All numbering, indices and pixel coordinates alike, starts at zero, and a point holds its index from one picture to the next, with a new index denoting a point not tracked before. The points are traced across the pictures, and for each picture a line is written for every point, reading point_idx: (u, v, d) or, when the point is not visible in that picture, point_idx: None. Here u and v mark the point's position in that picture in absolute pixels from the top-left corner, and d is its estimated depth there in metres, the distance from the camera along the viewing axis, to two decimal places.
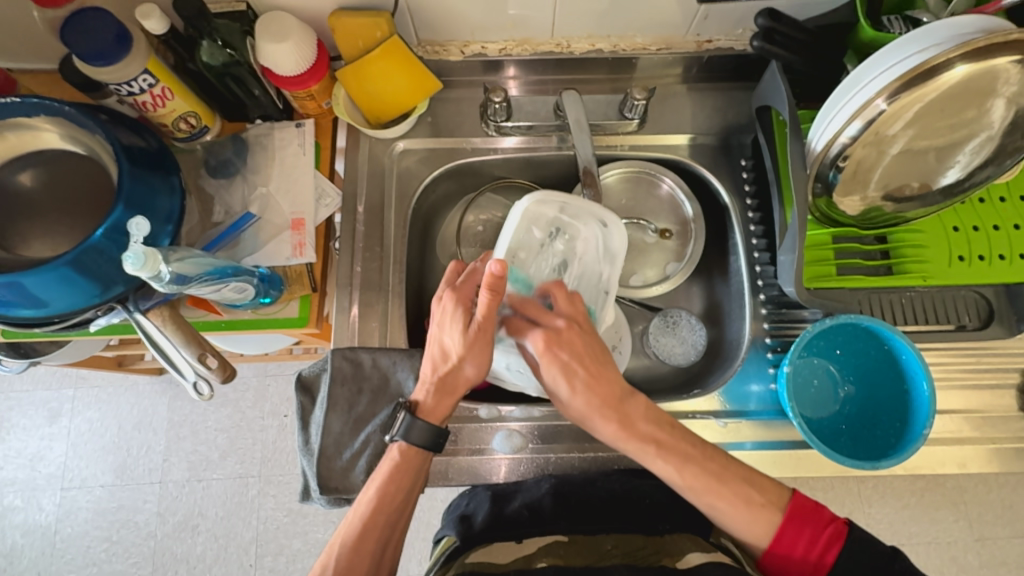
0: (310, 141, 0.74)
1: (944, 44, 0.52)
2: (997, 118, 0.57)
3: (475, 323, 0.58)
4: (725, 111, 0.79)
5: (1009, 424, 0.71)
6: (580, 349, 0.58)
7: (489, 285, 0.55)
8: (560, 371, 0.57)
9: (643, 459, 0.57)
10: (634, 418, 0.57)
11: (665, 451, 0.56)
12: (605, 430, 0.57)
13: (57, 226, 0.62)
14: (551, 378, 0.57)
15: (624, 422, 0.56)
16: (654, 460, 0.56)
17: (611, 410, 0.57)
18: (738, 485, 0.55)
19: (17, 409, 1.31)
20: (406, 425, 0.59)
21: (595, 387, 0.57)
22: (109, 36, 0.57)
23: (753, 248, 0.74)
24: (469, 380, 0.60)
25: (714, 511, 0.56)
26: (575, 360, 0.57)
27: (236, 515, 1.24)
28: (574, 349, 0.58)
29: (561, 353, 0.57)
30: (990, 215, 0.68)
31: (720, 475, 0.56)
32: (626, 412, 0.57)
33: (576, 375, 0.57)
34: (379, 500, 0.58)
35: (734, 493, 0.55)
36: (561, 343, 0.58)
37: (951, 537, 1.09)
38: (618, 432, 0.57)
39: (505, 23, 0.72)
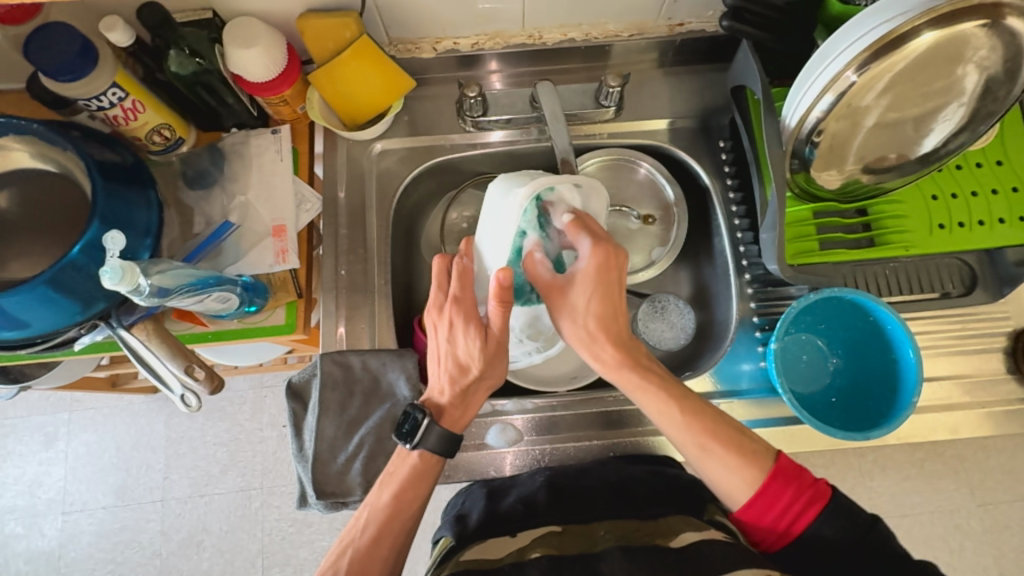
0: (287, 146, 0.73)
1: (909, 12, 0.51)
2: (968, 85, 0.58)
3: (494, 335, 0.59)
4: (701, 94, 0.79)
5: (998, 387, 0.71)
6: (593, 289, 0.58)
7: (499, 299, 0.55)
8: (582, 303, 0.58)
9: (639, 389, 0.58)
10: (639, 355, 0.60)
11: (670, 391, 0.58)
12: (605, 355, 0.59)
13: (35, 246, 0.61)
14: (571, 301, 0.58)
15: (633, 357, 0.59)
16: (648, 398, 0.58)
17: (623, 344, 0.59)
18: (729, 434, 0.57)
19: (13, 435, 1.30)
20: (424, 430, 0.58)
21: (609, 321, 0.58)
22: (73, 51, 0.57)
23: (736, 229, 0.74)
24: (490, 386, 0.62)
25: (704, 455, 0.56)
26: (610, 291, 0.58)
27: (241, 528, 1.23)
28: (599, 280, 0.57)
29: (593, 284, 0.57)
30: (968, 181, 0.68)
31: (715, 421, 0.58)
32: (633, 347, 0.60)
33: (605, 303, 0.58)
34: (393, 505, 0.57)
35: (725, 436, 0.57)
36: (595, 272, 0.57)
37: (952, 506, 1.10)
38: (623, 365, 0.58)
39: (475, 17, 0.72)
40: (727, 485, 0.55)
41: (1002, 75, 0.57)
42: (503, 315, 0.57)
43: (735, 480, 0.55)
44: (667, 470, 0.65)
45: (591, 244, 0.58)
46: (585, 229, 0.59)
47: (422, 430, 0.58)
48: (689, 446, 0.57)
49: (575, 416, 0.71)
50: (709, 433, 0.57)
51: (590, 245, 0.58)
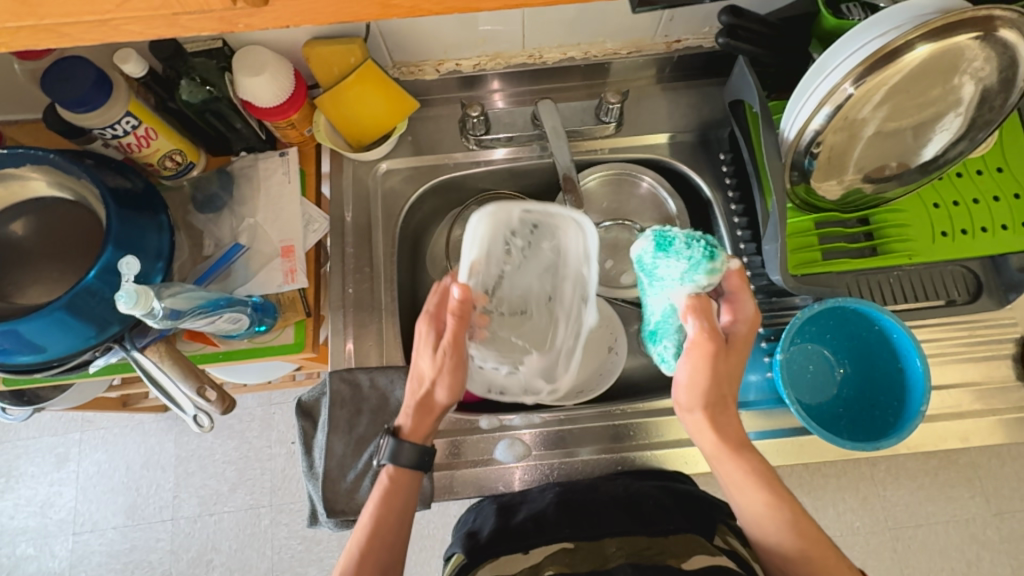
0: (294, 169, 0.75)
1: (902, 26, 0.52)
2: (964, 95, 0.58)
3: (445, 350, 0.58)
4: (700, 108, 0.80)
5: (1008, 394, 0.71)
6: (734, 361, 0.57)
7: (456, 309, 0.56)
8: (728, 373, 0.57)
9: (740, 486, 0.55)
10: (741, 438, 0.56)
11: (767, 483, 0.54)
12: (710, 439, 0.57)
13: (51, 272, 0.63)
14: (722, 371, 0.55)
15: (736, 439, 0.56)
16: (751, 490, 0.54)
17: (731, 422, 0.57)
18: (826, 551, 0.51)
19: (26, 457, 1.31)
20: (391, 448, 0.58)
21: (711, 404, 0.56)
22: (88, 82, 0.58)
23: (738, 240, 0.75)
24: (443, 404, 0.59)
25: (799, 566, 0.51)
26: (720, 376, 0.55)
27: (250, 547, 1.23)
28: (714, 368, 0.55)
29: (736, 357, 0.57)
30: (968, 189, 0.68)
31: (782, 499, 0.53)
32: (738, 431, 0.56)
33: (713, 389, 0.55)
34: (376, 529, 0.55)
35: (821, 554, 0.51)
36: (740, 344, 0.57)
37: (969, 515, 1.09)
38: (725, 450, 0.56)
39: (476, 39, 0.74)
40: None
41: (998, 85, 0.58)
42: (456, 325, 0.57)
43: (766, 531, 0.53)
44: (676, 486, 0.64)
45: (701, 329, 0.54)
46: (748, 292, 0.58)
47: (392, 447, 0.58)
48: (785, 556, 0.52)
49: (582, 429, 0.71)
50: (804, 536, 0.52)
51: (743, 301, 0.58)
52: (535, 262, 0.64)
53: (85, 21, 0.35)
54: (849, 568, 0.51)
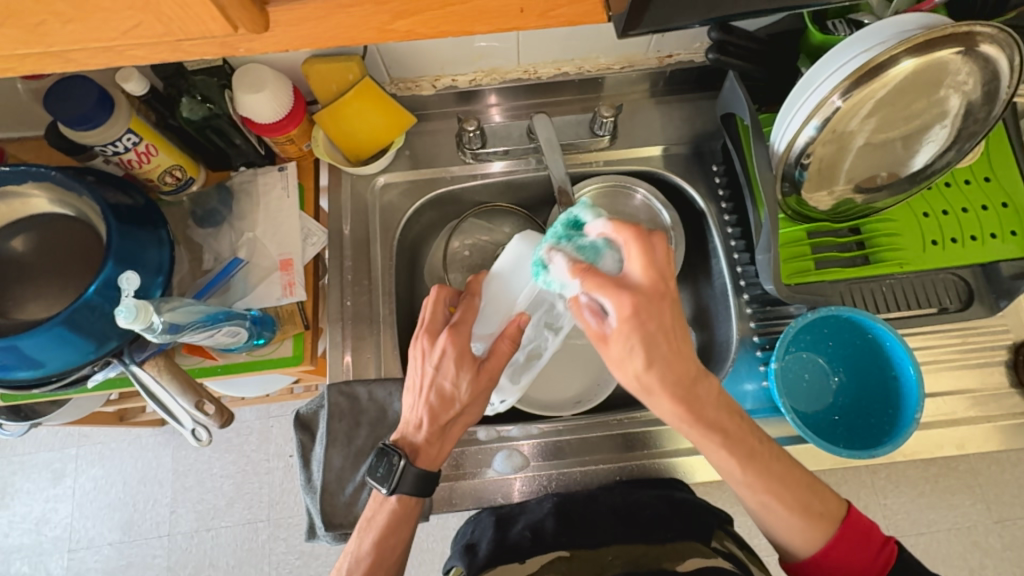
0: (293, 183, 0.76)
1: (887, 41, 0.54)
2: (949, 107, 0.60)
3: (485, 372, 0.59)
4: (692, 120, 0.82)
5: (1002, 401, 0.71)
6: (644, 334, 0.45)
7: (512, 333, 0.59)
8: (632, 355, 0.45)
9: (704, 445, 0.51)
10: (704, 402, 0.48)
11: (732, 443, 0.50)
12: (666, 409, 0.48)
13: (51, 287, 0.63)
14: (617, 356, 0.46)
15: (694, 407, 0.48)
16: (737, 470, 0.51)
17: (680, 390, 0.47)
18: (798, 493, 0.52)
19: (21, 473, 1.31)
20: (400, 475, 0.59)
21: (672, 365, 0.46)
22: (90, 101, 0.59)
23: (732, 250, 0.76)
24: (468, 421, 0.62)
25: (766, 511, 0.53)
26: (657, 333, 0.45)
27: (247, 562, 1.22)
28: (649, 324, 0.45)
29: (636, 337, 0.44)
30: (957, 199, 0.70)
31: (786, 481, 0.52)
32: (696, 395, 0.48)
33: (653, 348, 0.45)
34: (376, 554, 0.59)
35: (793, 495, 0.52)
36: (642, 323, 0.44)
37: (970, 523, 1.08)
38: (683, 414, 0.48)
39: (472, 55, 0.75)
40: (791, 540, 0.53)
41: (981, 98, 0.59)
42: (507, 352, 0.59)
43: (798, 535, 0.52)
44: (675, 496, 0.64)
45: (618, 302, 0.45)
46: (639, 253, 0.46)
47: (395, 471, 0.59)
48: (748, 500, 0.53)
49: (581, 440, 0.71)
50: (773, 481, 0.52)
51: (635, 263, 0.46)
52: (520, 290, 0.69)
53: (92, 48, 0.36)
54: (824, 512, 0.52)
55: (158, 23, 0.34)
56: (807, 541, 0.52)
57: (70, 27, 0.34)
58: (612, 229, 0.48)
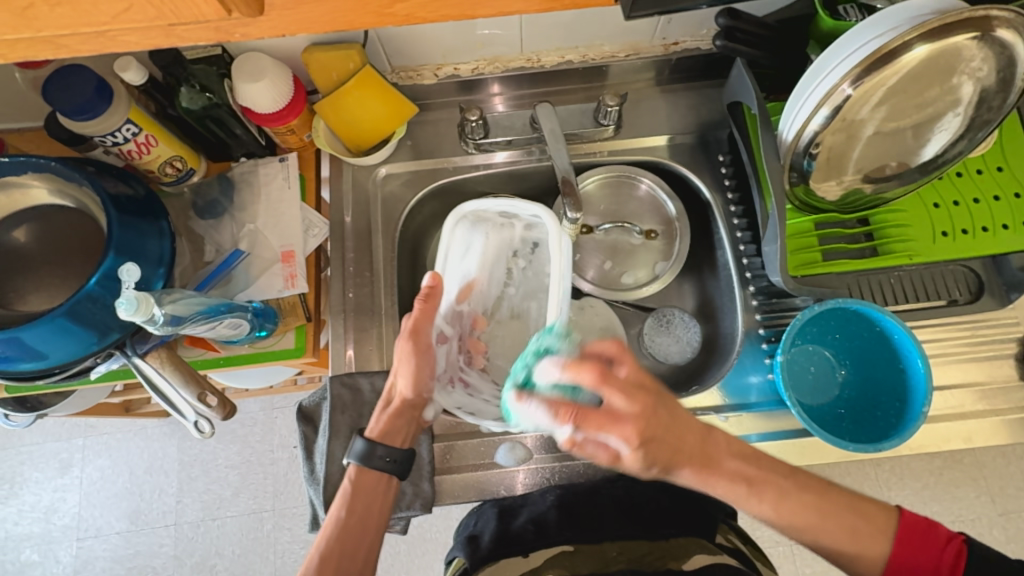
0: (294, 174, 0.76)
1: (900, 26, 0.52)
2: (962, 95, 0.58)
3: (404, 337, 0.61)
4: (698, 110, 0.80)
5: (1010, 394, 0.71)
6: (658, 450, 0.49)
7: (426, 296, 0.60)
8: (650, 460, 0.49)
9: (738, 499, 0.53)
10: (717, 455, 0.53)
11: (758, 489, 0.52)
12: (686, 478, 0.52)
13: (53, 279, 0.63)
14: (639, 469, 0.49)
15: (712, 464, 0.52)
16: (759, 505, 0.53)
17: (692, 461, 0.51)
18: (841, 507, 0.53)
19: (29, 462, 1.32)
20: (364, 450, 0.61)
21: (675, 455, 0.50)
22: (89, 90, 0.59)
23: (738, 242, 0.74)
24: (403, 395, 0.62)
25: (821, 542, 0.53)
26: (662, 443, 0.49)
27: (253, 551, 1.23)
28: (655, 444, 0.48)
29: (649, 455, 0.48)
30: (969, 188, 0.68)
31: (819, 506, 0.53)
32: (710, 455, 0.52)
33: (660, 455, 0.49)
34: (335, 532, 0.59)
35: (839, 515, 0.52)
36: (650, 443, 0.48)
37: (975, 514, 1.08)
38: (703, 473, 0.52)
39: (474, 44, 0.74)
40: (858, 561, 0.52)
41: (996, 86, 0.58)
42: (422, 314, 0.60)
43: (862, 552, 0.51)
44: (677, 487, 0.64)
45: (625, 443, 0.47)
46: (618, 391, 0.47)
47: (370, 448, 0.61)
48: (806, 536, 0.53)
49: None
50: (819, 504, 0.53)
51: (623, 401, 0.47)
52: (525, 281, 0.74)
53: (83, 33, 0.35)
54: (874, 530, 0.52)
55: (150, 7, 0.33)
56: (872, 559, 0.51)
57: (59, 11, 0.33)
58: (570, 373, 0.47)
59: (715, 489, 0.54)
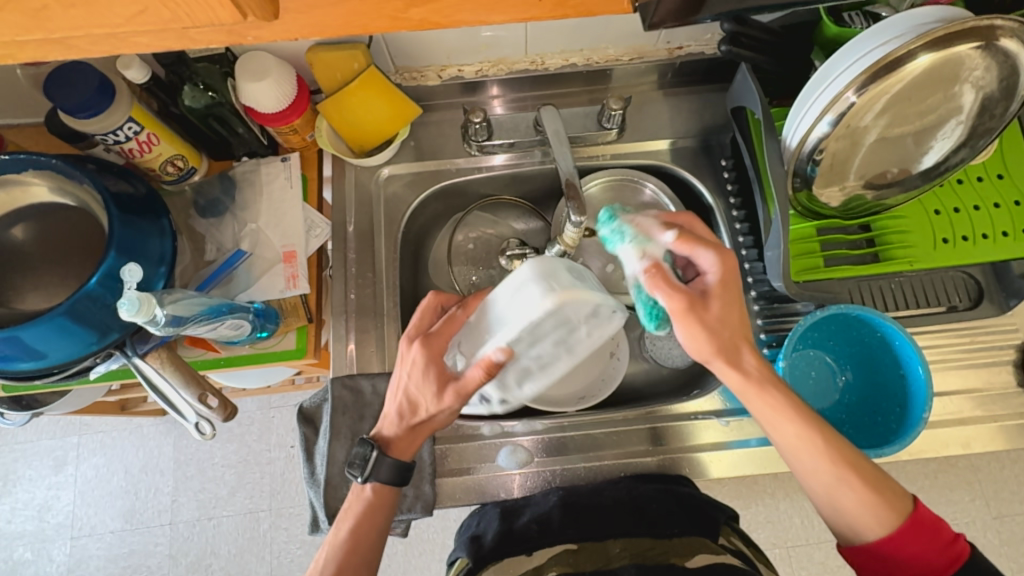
0: (296, 173, 0.75)
1: (905, 35, 0.52)
2: (964, 104, 0.59)
3: (451, 389, 0.57)
4: (701, 114, 0.80)
5: (1009, 401, 0.71)
6: (732, 297, 0.55)
7: (486, 368, 0.55)
8: (722, 311, 0.54)
9: (771, 420, 0.55)
10: (772, 374, 0.56)
11: (800, 409, 0.54)
12: (733, 377, 0.55)
13: (52, 278, 0.62)
14: (717, 313, 0.54)
15: (770, 369, 0.56)
16: (785, 423, 0.54)
17: (753, 349, 0.56)
18: (866, 467, 0.53)
19: (23, 460, 1.31)
20: (374, 464, 0.59)
21: (743, 326, 0.55)
22: (91, 88, 0.58)
23: (741, 246, 0.75)
24: (440, 425, 0.61)
25: (832, 495, 0.53)
26: (734, 291, 0.55)
27: (249, 551, 1.23)
28: (736, 293, 0.55)
29: (733, 282, 0.55)
30: (969, 195, 0.68)
31: (853, 459, 0.53)
32: (767, 367, 0.56)
33: (733, 299, 0.55)
34: (347, 543, 0.59)
35: (863, 470, 0.53)
36: (736, 274, 0.55)
37: (969, 518, 1.09)
38: (763, 374, 0.55)
39: (478, 45, 0.74)
40: (856, 520, 0.52)
41: (998, 95, 0.58)
42: (477, 382, 0.56)
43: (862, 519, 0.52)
44: (681, 490, 0.64)
45: (715, 251, 0.55)
46: (707, 226, 0.60)
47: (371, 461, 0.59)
48: (817, 479, 0.54)
49: (585, 436, 0.71)
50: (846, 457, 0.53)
51: (713, 235, 0.58)
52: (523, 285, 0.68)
53: (93, 35, 0.35)
54: (892, 494, 0.52)
55: (165, 9, 0.33)
56: (872, 522, 0.52)
57: (73, 12, 0.33)
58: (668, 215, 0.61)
59: (774, 430, 0.55)
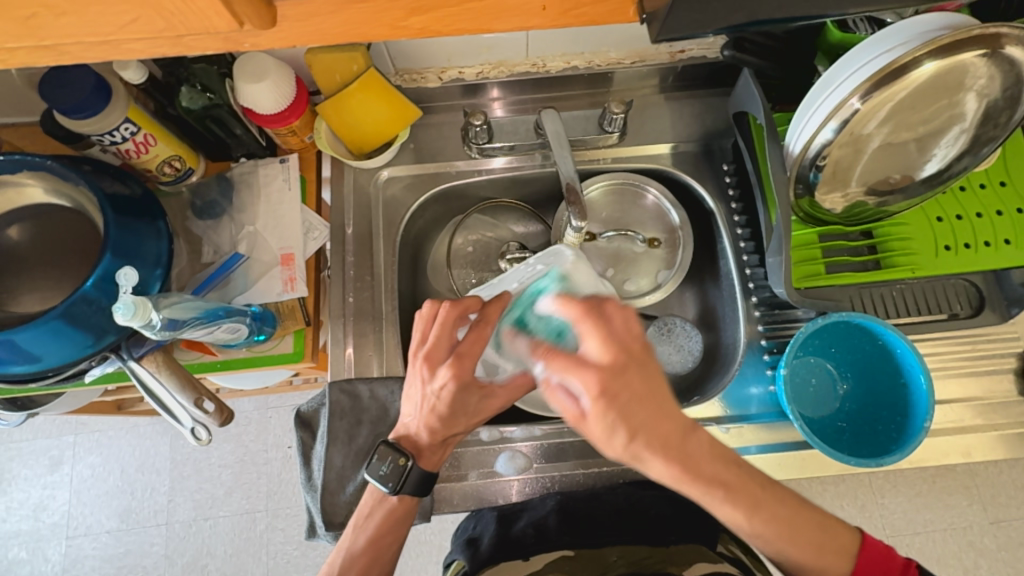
0: (295, 175, 0.75)
1: (910, 42, 0.52)
2: (968, 111, 0.59)
3: (498, 396, 0.60)
4: (703, 118, 0.80)
5: (1008, 409, 0.71)
6: (630, 408, 0.38)
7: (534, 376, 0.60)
8: (612, 436, 0.39)
9: (707, 503, 0.44)
10: (697, 458, 0.42)
11: (734, 496, 0.44)
12: (659, 471, 0.41)
13: (46, 280, 0.62)
14: (600, 437, 0.39)
15: (686, 464, 0.41)
16: (718, 507, 0.44)
17: (670, 452, 0.40)
18: (815, 530, 0.49)
19: (19, 459, 1.30)
20: (406, 473, 0.58)
21: (652, 431, 0.39)
22: (86, 89, 0.58)
23: (742, 252, 0.74)
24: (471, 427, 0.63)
25: (785, 557, 0.49)
26: (633, 404, 0.38)
27: (245, 551, 1.22)
28: (629, 401, 0.38)
29: (614, 410, 0.38)
30: (972, 203, 0.68)
31: (808, 516, 0.49)
32: (688, 453, 0.41)
33: (633, 420, 0.38)
34: (367, 548, 0.59)
35: (805, 528, 0.49)
36: (615, 396, 0.38)
37: (966, 523, 1.09)
38: (680, 477, 0.41)
39: (478, 48, 0.73)
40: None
41: (1002, 102, 0.58)
42: (524, 389, 0.61)
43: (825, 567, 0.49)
44: (679, 496, 0.64)
45: (599, 353, 0.39)
46: (596, 324, 0.40)
47: (402, 471, 0.58)
48: (765, 548, 0.49)
49: (584, 442, 0.70)
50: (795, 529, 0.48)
51: (596, 340, 0.39)
52: (515, 268, 0.66)
53: (87, 42, 0.35)
54: (840, 548, 0.50)
55: (158, 18, 0.33)
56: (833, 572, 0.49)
57: (64, 21, 0.33)
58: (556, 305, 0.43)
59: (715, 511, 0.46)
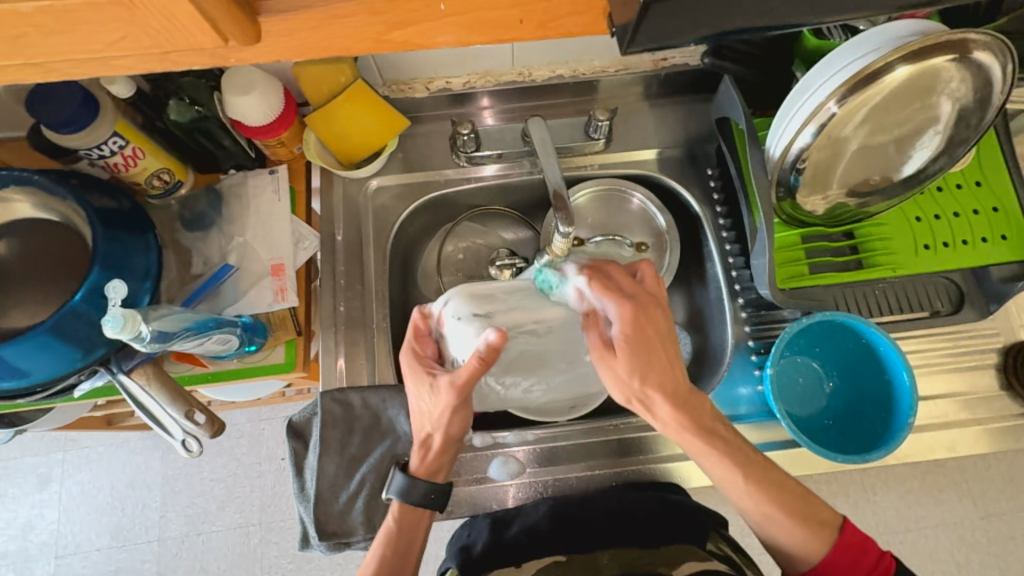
0: (284, 186, 0.75)
1: (882, 47, 0.53)
2: (940, 114, 0.60)
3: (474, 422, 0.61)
4: (687, 124, 0.81)
5: (991, 403, 0.72)
6: (647, 349, 0.53)
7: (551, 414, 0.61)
8: (634, 363, 0.52)
9: (699, 454, 0.57)
10: (698, 410, 0.56)
11: (725, 449, 0.56)
12: (664, 416, 0.55)
13: (34, 295, 0.61)
14: (626, 368, 0.53)
15: (688, 413, 0.55)
16: (713, 463, 0.56)
17: (680, 404, 0.55)
18: (794, 501, 0.55)
19: (6, 478, 1.28)
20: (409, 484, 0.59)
21: (654, 376, 0.53)
22: (74, 104, 0.58)
23: (727, 254, 0.75)
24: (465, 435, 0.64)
25: (768, 522, 0.55)
26: (654, 341, 0.53)
27: (239, 566, 1.21)
28: (636, 351, 0.52)
29: (637, 350, 0.52)
30: (949, 203, 0.70)
31: (778, 485, 0.56)
32: (691, 404, 0.56)
33: (646, 361, 0.53)
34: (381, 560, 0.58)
35: (788, 500, 0.55)
36: (639, 337, 0.53)
37: (957, 519, 1.10)
38: (683, 421, 0.55)
39: (465, 58, 0.74)
40: (794, 547, 0.54)
41: (974, 105, 0.60)
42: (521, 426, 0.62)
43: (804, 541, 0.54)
44: (669, 497, 0.64)
45: (618, 302, 0.53)
46: (610, 297, 0.54)
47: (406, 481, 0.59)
48: (751, 512, 0.56)
49: (576, 446, 0.71)
50: (771, 494, 0.55)
51: (623, 282, 0.55)
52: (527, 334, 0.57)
53: (77, 58, 0.35)
54: (820, 521, 0.55)
55: (145, 36, 0.34)
56: (811, 546, 0.54)
57: (53, 39, 0.33)
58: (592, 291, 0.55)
59: (709, 470, 0.57)
